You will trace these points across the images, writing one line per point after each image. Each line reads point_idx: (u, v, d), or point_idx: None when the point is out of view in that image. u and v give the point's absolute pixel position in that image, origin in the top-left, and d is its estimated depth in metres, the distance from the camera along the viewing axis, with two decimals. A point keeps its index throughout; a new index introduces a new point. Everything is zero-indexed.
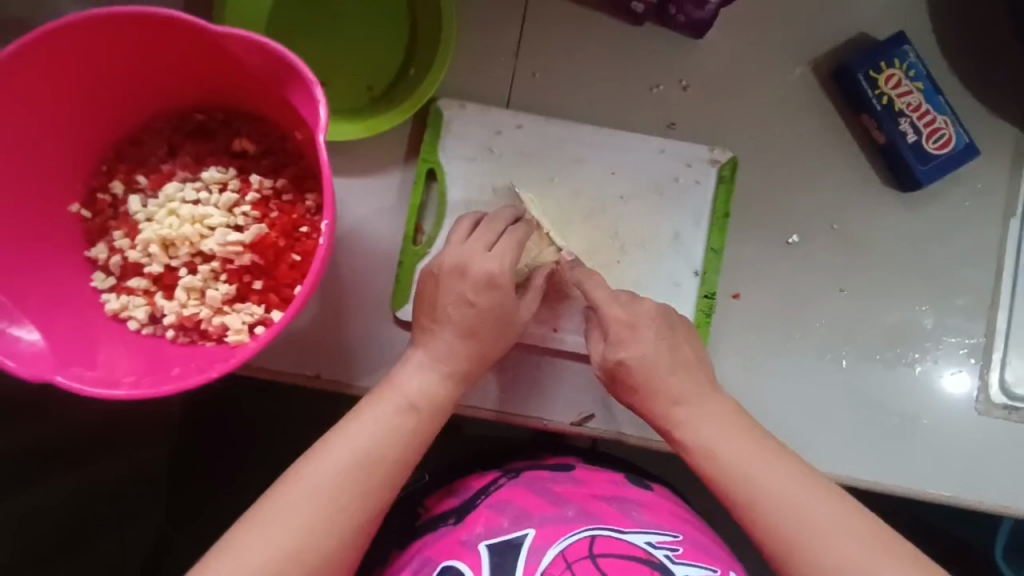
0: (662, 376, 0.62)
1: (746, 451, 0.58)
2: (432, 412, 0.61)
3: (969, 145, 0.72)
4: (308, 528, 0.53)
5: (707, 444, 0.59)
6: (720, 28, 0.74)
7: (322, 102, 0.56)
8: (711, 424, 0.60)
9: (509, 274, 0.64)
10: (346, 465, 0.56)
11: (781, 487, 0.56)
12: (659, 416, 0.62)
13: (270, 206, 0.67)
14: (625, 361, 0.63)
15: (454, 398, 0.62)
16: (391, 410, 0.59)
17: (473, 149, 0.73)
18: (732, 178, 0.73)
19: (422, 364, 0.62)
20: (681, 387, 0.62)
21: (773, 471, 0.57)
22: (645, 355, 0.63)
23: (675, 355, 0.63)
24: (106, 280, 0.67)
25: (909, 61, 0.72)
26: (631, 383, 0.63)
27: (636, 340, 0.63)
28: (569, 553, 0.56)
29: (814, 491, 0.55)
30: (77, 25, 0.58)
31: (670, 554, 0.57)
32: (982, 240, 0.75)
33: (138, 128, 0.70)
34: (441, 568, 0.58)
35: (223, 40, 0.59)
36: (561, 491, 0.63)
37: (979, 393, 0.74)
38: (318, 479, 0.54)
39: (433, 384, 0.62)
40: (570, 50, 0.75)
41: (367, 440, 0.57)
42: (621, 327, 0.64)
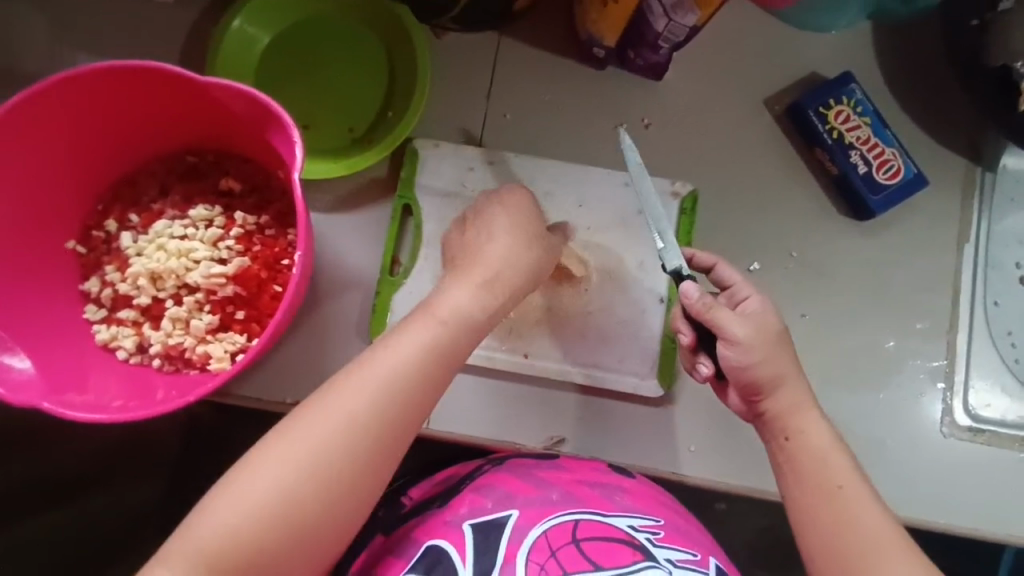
0: (785, 354, 0.59)
1: (840, 464, 0.57)
2: (466, 334, 0.59)
3: (918, 175, 0.75)
4: (318, 464, 0.51)
5: (814, 447, 0.58)
6: (677, 70, 0.79)
7: (298, 144, 0.61)
8: (812, 423, 0.59)
9: (513, 232, 0.66)
10: (363, 402, 0.53)
11: (857, 502, 0.55)
12: (780, 400, 0.59)
13: (253, 240, 0.71)
14: (771, 334, 0.59)
15: (472, 333, 0.59)
16: (422, 330, 0.57)
17: (446, 185, 0.78)
18: (693, 210, 0.77)
19: (463, 286, 0.61)
20: (791, 370, 0.59)
21: (861, 494, 0.56)
22: (773, 329, 0.59)
23: (791, 344, 0.60)
24: (97, 311, 0.70)
25: (857, 98, 0.76)
26: (773, 360, 0.58)
27: (768, 318, 0.60)
28: (553, 538, 0.58)
29: (881, 517, 0.55)
30: (80, 78, 0.63)
31: (651, 537, 0.60)
32: (939, 266, 0.78)
33: (130, 171, 0.74)
34: (424, 547, 0.59)
35: (211, 90, 0.65)
36: (546, 476, 0.64)
37: (945, 416, 0.75)
38: (323, 424, 0.52)
39: (468, 306, 0.60)
40: (537, 92, 0.80)
41: (386, 373, 0.54)
42: (756, 304, 0.60)
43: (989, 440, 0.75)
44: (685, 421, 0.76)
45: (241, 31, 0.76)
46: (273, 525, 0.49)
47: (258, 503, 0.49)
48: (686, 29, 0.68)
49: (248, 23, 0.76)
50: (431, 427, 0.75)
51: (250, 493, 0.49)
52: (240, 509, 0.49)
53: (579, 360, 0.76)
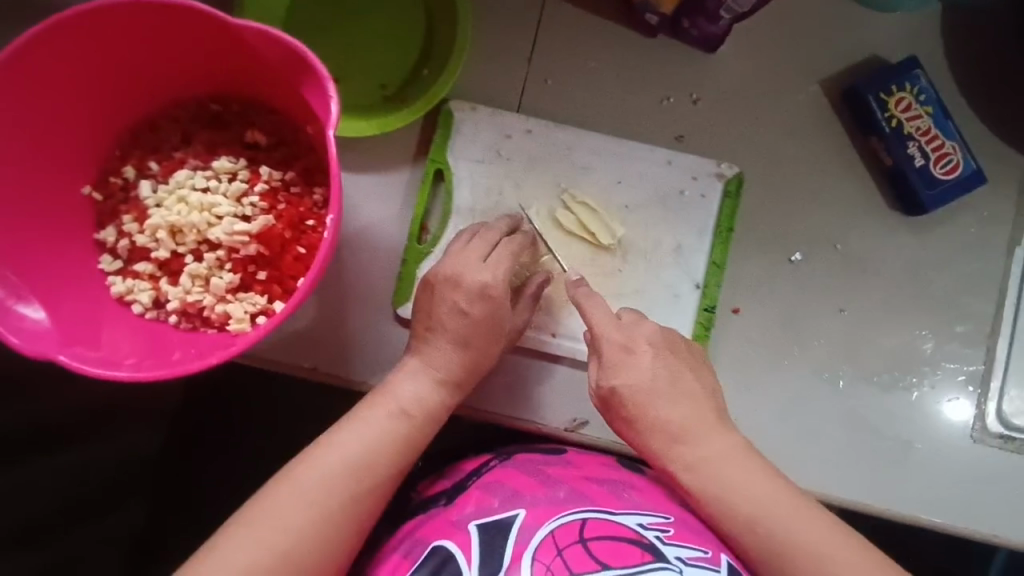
0: (660, 402, 0.62)
1: (758, 496, 0.59)
2: (420, 425, 0.60)
3: (976, 172, 0.72)
4: (285, 550, 0.52)
5: (724, 489, 0.59)
6: (733, 43, 0.75)
7: (334, 99, 0.57)
8: (720, 463, 0.60)
9: (502, 286, 0.64)
10: (328, 489, 0.55)
11: (781, 533, 0.57)
12: (660, 450, 0.62)
13: (278, 198, 0.68)
14: (620, 389, 0.63)
15: (446, 405, 0.62)
16: (383, 418, 0.59)
17: (481, 152, 0.74)
18: (737, 194, 0.74)
19: (414, 374, 0.62)
20: (680, 415, 0.62)
21: (786, 507, 0.58)
22: (638, 380, 0.63)
23: (675, 384, 0.63)
24: (112, 262, 0.67)
25: (920, 86, 0.72)
26: (632, 413, 0.63)
27: (633, 365, 0.64)
28: (559, 536, 0.56)
29: (817, 534, 0.57)
30: (101, 11, 0.59)
31: (660, 535, 0.58)
32: (987, 268, 0.75)
33: (150, 115, 0.70)
34: (430, 548, 0.58)
35: (242, 33, 0.60)
36: (554, 473, 0.64)
37: (976, 421, 0.74)
38: (312, 478, 0.55)
39: (426, 390, 0.61)
40: (583, 58, 0.75)
41: (348, 460, 0.57)
42: (614, 351, 0.64)
43: (1018, 448, 0.74)
44: None
45: None
46: None
47: None
48: None
49: None
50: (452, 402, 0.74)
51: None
52: (235, 563, 0.51)
53: None
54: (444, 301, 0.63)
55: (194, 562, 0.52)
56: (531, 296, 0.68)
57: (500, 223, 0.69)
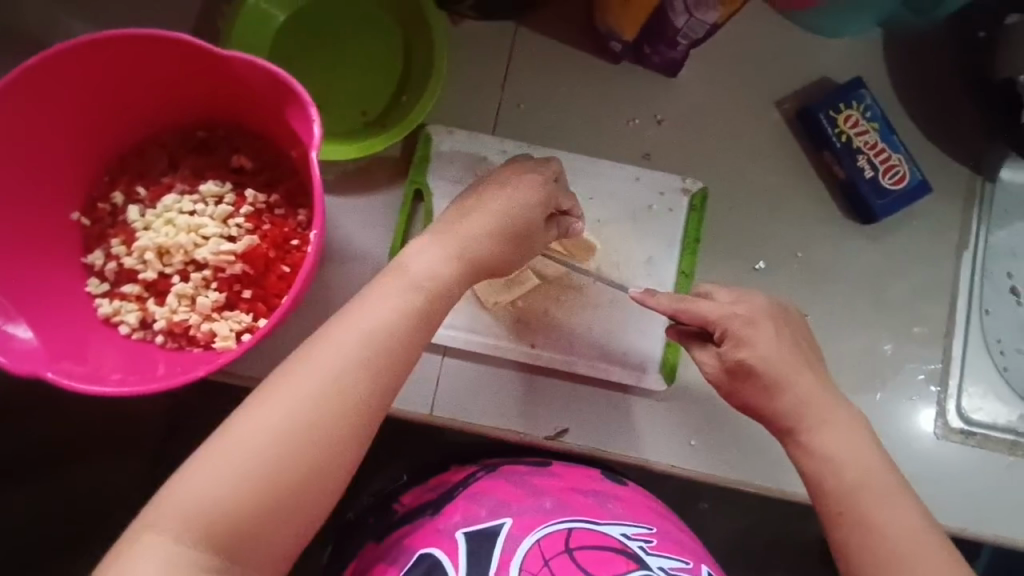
0: (790, 373, 0.61)
1: (863, 474, 0.58)
2: (439, 302, 0.57)
3: (922, 182, 0.76)
4: (307, 420, 0.49)
5: (834, 460, 0.58)
6: (692, 69, 0.80)
7: (316, 122, 0.61)
8: (833, 439, 0.59)
9: (541, 193, 0.64)
10: (347, 356, 0.51)
11: (878, 510, 0.56)
12: (782, 419, 0.61)
13: (262, 219, 0.70)
14: (753, 359, 0.61)
15: (460, 284, 0.59)
16: (399, 291, 0.55)
17: (458, 172, 0.78)
18: (702, 208, 0.78)
19: (433, 249, 0.59)
20: (807, 387, 0.61)
21: (889, 482, 0.57)
22: (770, 353, 0.61)
23: (803, 359, 0.62)
24: (100, 285, 0.69)
25: (866, 103, 0.77)
26: (761, 386, 0.61)
27: (762, 335, 0.62)
28: (546, 547, 0.59)
29: (911, 521, 0.56)
30: (96, 44, 0.62)
31: (643, 545, 0.60)
32: (939, 273, 0.79)
33: (139, 143, 0.73)
34: (417, 555, 0.60)
35: (229, 63, 0.64)
36: (540, 484, 0.65)
37: (938, 419, 0.77)
38: (328, 347, 0.51)
39: (445, 263, 0.58)
40: (554, 84, 0.80)
41: (368, 328, 0.53)
42: (742, 321, 0.62)
43: (980, 444, 0.77)
44: (687, 416, 0.77)
45: (256, 7, 0.75)
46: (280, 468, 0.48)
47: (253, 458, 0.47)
48: (706, 26, 0.70)
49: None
50: (434, 413, 0.76)
51: (241, 452, 0.47)
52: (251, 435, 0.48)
53: (585, 352, 0.77)
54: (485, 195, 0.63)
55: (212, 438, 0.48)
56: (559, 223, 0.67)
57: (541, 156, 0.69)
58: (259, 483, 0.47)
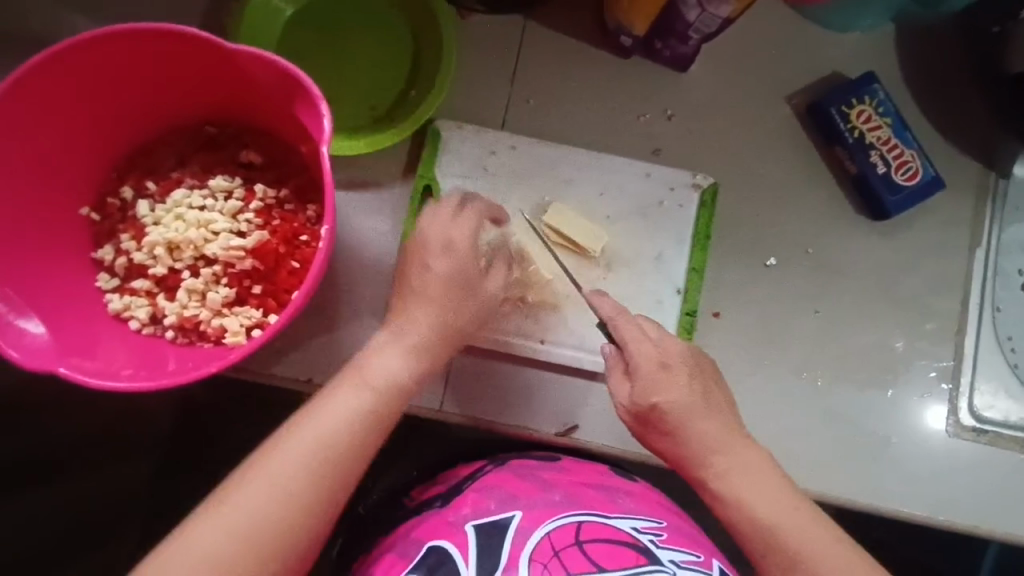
0: (697, 417, 0.61)
1: (775, 511, 0.57)
2: (402, 390, 0.59)
3: (935, 178, 0.76)
4: (285, 504, 0.52)
5: (745, 501, 0.58)
6: (703, 63, 0.79)
7: (326, 116, 0.60)
8: (745, 478, 0.59)
9: (470, 244, 0.63)
10: (318, 441, 0.54)
11: (797, 543, 0.56)
12: (693, 465, 0.61)
13: (272, 215, 0.70)
14: (658, 405, 0.61)
15: (421, 375, 0.60)
16: (361, 390, 0.57)
17: (468, 168, 0.77)
18: (712, 204, 0.78)
19: (393, 339, 0.60)
20: (713, 432, 0.61)
21: (810, 528, 0.57)
22: (679, 399, 0.61)
23: (707, 401, 0.62)
24: (110, 280, 0.69)
25: (878, 99, 0.76)
26: (671, 430, 0.61)
27: (670, 381, 0.61)
28: (556, 539, 0.57)
29: (830, 548, 0.56)
30: (104, 40, 0.62)
31: (654, 539, 0.59)
32: (951, 270, 0.79)
33: (148, 139, 0.73)
34: (427, 548, 0.59)
35: (240, 58, 0.64)
36: (550, 478, 0.65)
37: (950, 417, 0.77)
38: (301, 435, 0.54)
39: (402, 361, 0.60)
40: (562, 79, 0.79)
41: (339, 420, 0.55)
42: (651, 369, 0.62)
43: (992, 441, 0.77)
44: None
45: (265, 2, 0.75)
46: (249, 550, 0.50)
47: (226, 545, 0.50)
48: (719, 20, 0.69)
49: None
50: (443, 410, 0.75)
51: (215, 537, 0.50)
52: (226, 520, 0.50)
53: (594, 348, 0.76)
54: (422, 269, 0.62)
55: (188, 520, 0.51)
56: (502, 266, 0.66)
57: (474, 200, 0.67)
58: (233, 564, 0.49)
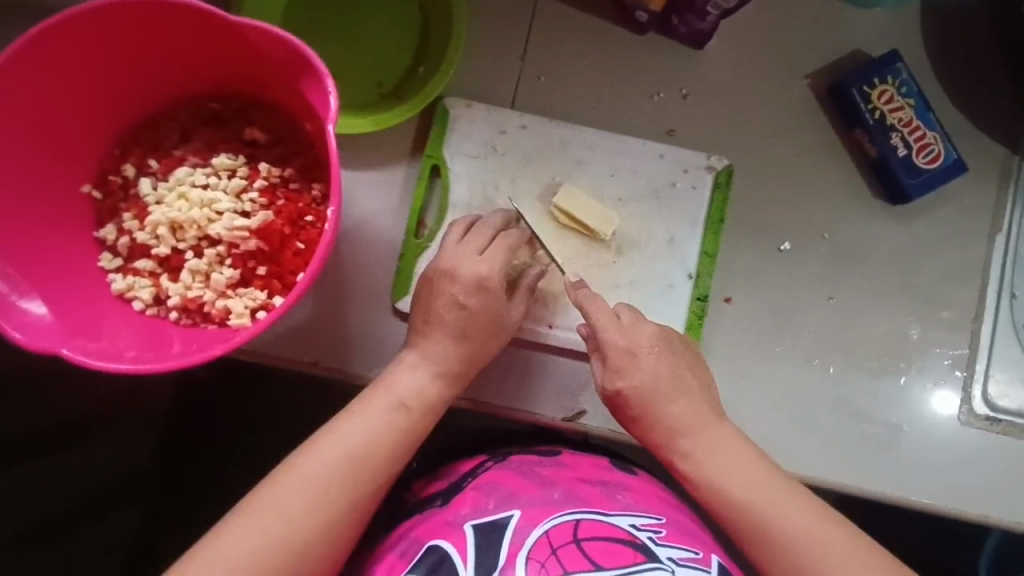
0: (664, 401, 0.64)
1: (749, 484, 0.60)
2: (423, 413, 0.62)
3: (957, 161, 0.74)
4: (320, 508, 0.55)
5: (716, 479, 0.61)
6: (720, 40, 0.77)
7: (333, 93, 0.59)
8: (716, 456, 0.62)
9: (499, 277, 0.65)
10: (353, 452, 0.58)
11: (771, 512, 0.58)
12: (662, 445, 0.64)
13: (277, 194, 0.69)
14: (624, 390, 0.64)
15: (445, 396, 0.64)
16: (391, 406, 0.61)
17: (476, 147, 0.75)
18: (727, 186, 0.76)
19: (417, 364, 0.63)
20: (681, 414, 0.63)
21: (782, 496, 0.59)
22: (644, 384, 0.64)
23: (675, 383, 0.65)
24: (112, 260, 0.68)
25: (901, 78, 0.74)
26: (642, 410, 0.64)
27: (637, 367, 0.65)
28: (553, 537, 0.57)
29: (807, 516, 0.58)
30: (102, 10, 0.60)
31: (653, 536, 0.59)
32: (969, 256, 0.77)
33: (149, 114, 0.71)
34: (427, 547, 0.59)
35: (243, 31, 0.62)
36: (549, 474, 0.65)
37: (963, 405, 0.76)
38: (337, 443, 0.58)
39: (426, 381, 0.63)
40: (574, 55, 0.77)
41: (371, 434, 0.59)
42: (619, 355, 0.65)
43: (1004, 430, 0.76)
44: None
45: None
46: (286, 550, 0.53)
47: (265, 544, 0.53)
48: None
49: None
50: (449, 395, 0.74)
51: (254, 535, 0.53)
52: (266, 520, 0.53)
53: None
54: (446, 294, 0.64)
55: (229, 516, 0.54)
56: (526, 292, 0.68)
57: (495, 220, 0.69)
58: (270, 561, 0.53)
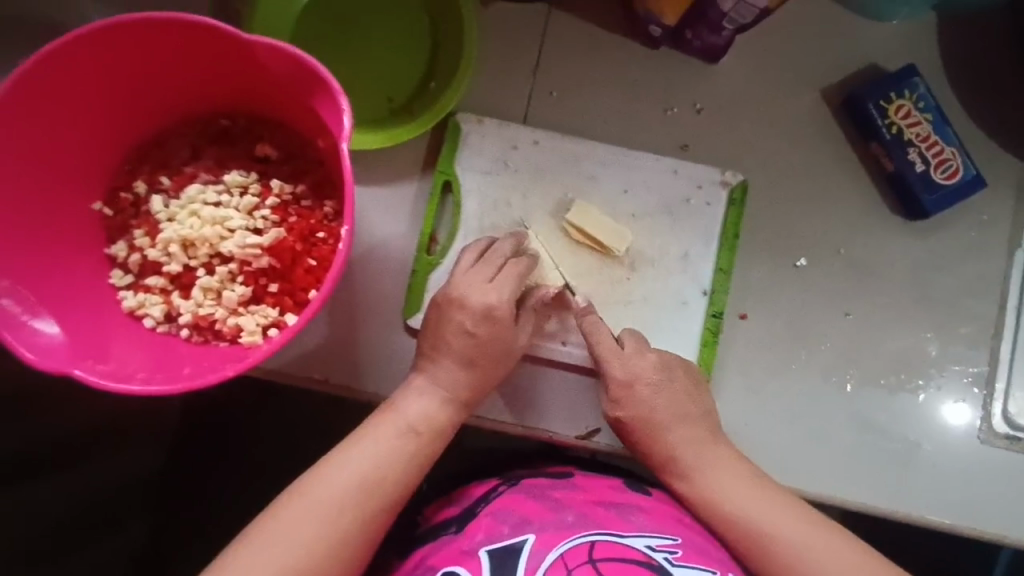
0: (665, 427, 0.65)
1: (750, 502, 0.62)
2: (433, 441, 0.61)
3: (975, 177, 0.73)
4: (331, 532, 0.55)
5: (718, 500, 0.63)
6: (733, 54, 0.76)
7: (346, 112, 0.58)
8: (718, 477, 0.63)
9: (507, 307, 0.64)
10: (363, 475, 0.57)
11: (773, 526, 0.60)
12: (665, 470, 0.65)
13: (289, 211, 0.68)
14: (624, 418, 0.66)
15: (453, 423, 0.63)
16: (398, 432, 0.60)
17: (489, 163, 0.75)
18: (742, 201, 0.75)
19: (426, 391, 0.62)
20: (682, 439, 0.65)
21: (781, 507, 0.61)
22: (644, 412, 0.66)
23: (677, 409, 0.66)
24: (123, 277, 0.68)
25: (919, 93, 0.73)
26: (646, 433, 0.65)
27: (638, 395, 0.66)
28: (569, 558, 0.57)
29: (809, 528, 0.60)
30: (114, 30, 0.60)
31: (669, 557, 0.58)
32: (988, 272, 0.76)
33: (160, 130, 0.71)
34: (442, 575, 0.58)
35: (256, 49, 0.61)
36: (561, 497, 0.64)
37: (983, 422, 0.75)
38: (348, 465, 0.57)
39: (435, 409, 0.62)
40: (587, 70, 0.76)
41: (382, 456, 0.58)
42: (618, 383, 0.66)
43: None
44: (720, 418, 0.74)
45: None
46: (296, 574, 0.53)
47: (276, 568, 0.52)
48: (756, 10, 0.66)
49: None
50: None
51: (266, 560, 0.52)
52: (277, 546, 0.53)
53: None
54: (454, 324, 0.64)
55: (241, 541, 0.54)
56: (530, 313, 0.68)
57: (501, 245, 0.68)
58: None
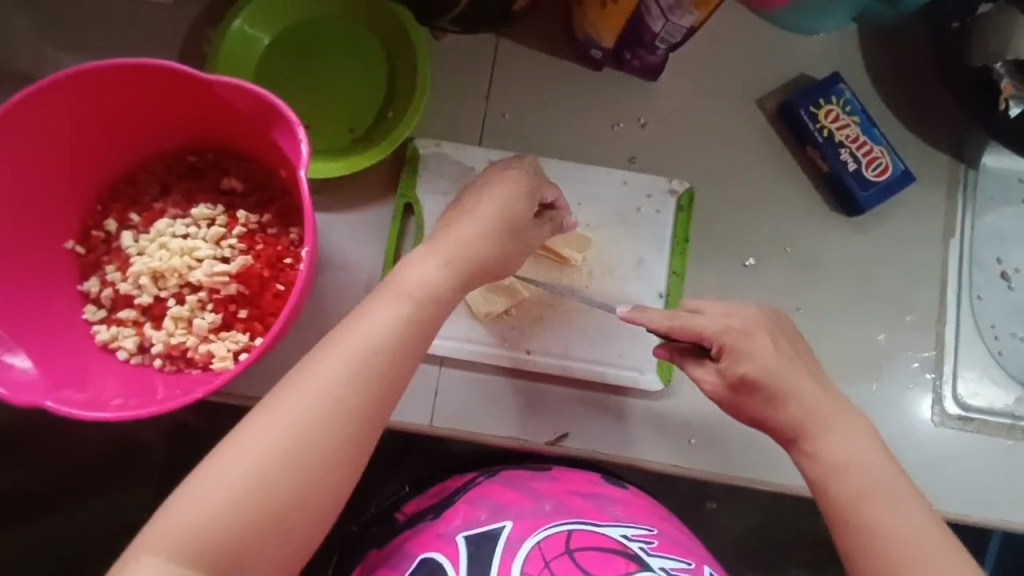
0: (790, 382, 0.61)
1: (863, 479, 0.58)
2: (436, 308, 0.59)
3: (905, 172, 0.78)
4: (304, 431, 0.51)
5: (836, 463, 0.59)
6: (671, 71, 0.81)
7: (304, 141, 0.62)
8: (844, 444, 0.59)
9: (530, 194, 0.64)
10: (342, 374, 0.53)
11: (881, 509, 0.57)
12: (784, 428, 0.61)
13: (255, 239, 0.71)
14: (747, 374, 0.61)
15: (453, 288, 0.60)
16: (388, 311, 0.57)
17: (447, 184, 0.79)
18: (689, 208, 0.79)
19: (425, 256, 0.60)
20: (809, 391, 0.61)
21: (891, 492, 0.57)
22: (768, 364, 0.61)
23: (795, 362, 0.62)
24: (96, 312, 0.70)
25: (845, 98, 0.78)
26: (759, 398, 0.61)
27: (757, 348, 0.61)
28: (546, 549, 0.58)
29: (915, 518, 0.56)
30: (82, 76, 0.64)
31: (644, 546, 0.60)
32: (927, 261, 0.80)
33: (128, 170, 0.74)
34: (419, 560, 0.60)
35: (217, 88, 0.65)
36: (541, 488, 0.66)
37: (936, 406, 0.78)
38: (325, 367, 0.53)
39: (436, 273, 0.59)
40: (535, 93, 0.81)
41: (366, 345, 0.55)
42: (736, 337, 0.61)
43: (978, 428, 0.77)
44: (685, 414, 0.77)
45: (242, 31, 0.77)
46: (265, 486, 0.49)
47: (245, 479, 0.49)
48: (683, 29, 0.70)
49: (247, 23, 0.77)
50: (434, 424, 0.76)
51: (235, 471, 0.49)
52: (246, 458, 0.50)
53: (581, 356, 0.77)
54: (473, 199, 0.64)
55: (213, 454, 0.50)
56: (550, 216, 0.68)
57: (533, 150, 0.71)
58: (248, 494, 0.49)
